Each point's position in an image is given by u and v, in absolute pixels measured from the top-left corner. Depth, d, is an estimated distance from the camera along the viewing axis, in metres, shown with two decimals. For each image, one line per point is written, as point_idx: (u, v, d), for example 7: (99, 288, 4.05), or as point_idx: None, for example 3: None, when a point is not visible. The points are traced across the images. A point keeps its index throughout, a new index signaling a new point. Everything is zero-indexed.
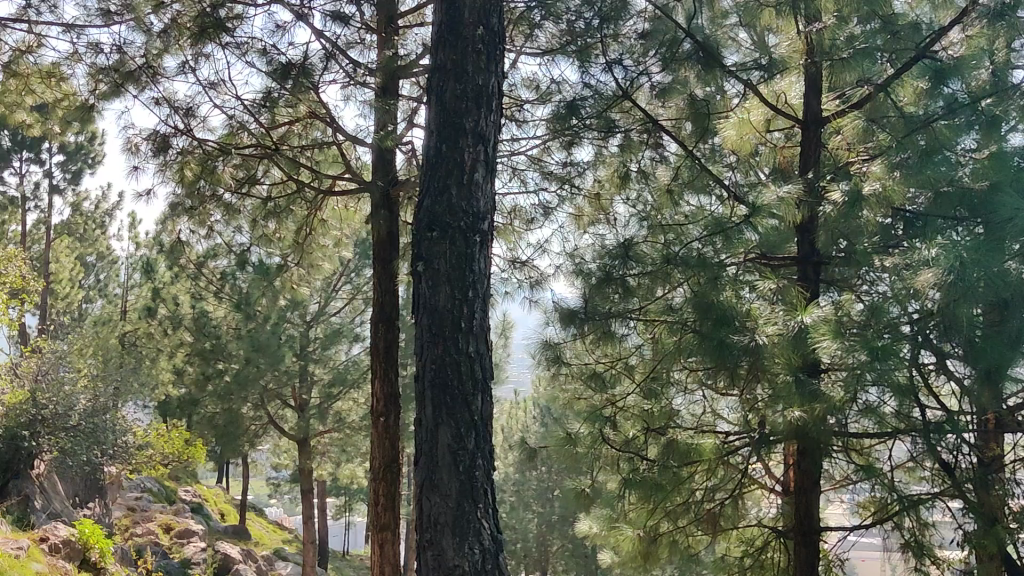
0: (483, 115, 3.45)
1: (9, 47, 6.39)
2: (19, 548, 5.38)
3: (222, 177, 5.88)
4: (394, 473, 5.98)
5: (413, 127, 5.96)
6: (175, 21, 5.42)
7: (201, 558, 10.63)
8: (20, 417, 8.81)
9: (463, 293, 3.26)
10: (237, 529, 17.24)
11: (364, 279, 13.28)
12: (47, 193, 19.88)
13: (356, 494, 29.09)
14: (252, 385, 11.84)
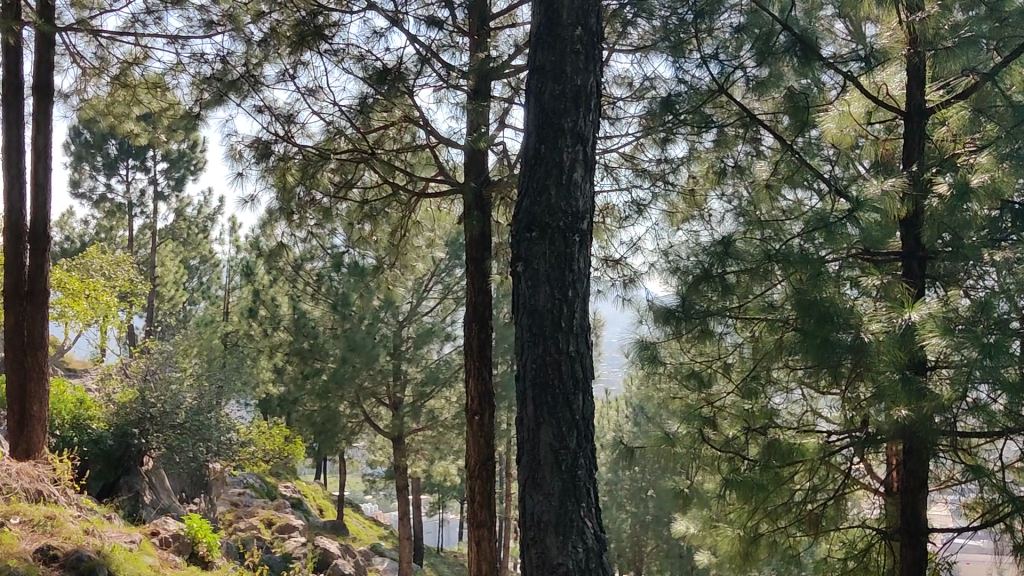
0: (582, 114, 3.46)
1: (117, 60, 6.78)
2: (131, 541, 5.60)
3: (321, 182, 6.04)
4: (488, 472, 6.02)
5: (505, 128, 5.99)
6: (273, 30, 5.57)
7: (301, 552, 10.85)
8: (131, 415, 9.24)
9: (563, 293, 3.27)
10: (335, 525, 17.58)
11: (455, 279, 13.40)
12: (152, 199, 20.76)
13: (450, 492, 29.40)
14: (348, 384, 12.05)
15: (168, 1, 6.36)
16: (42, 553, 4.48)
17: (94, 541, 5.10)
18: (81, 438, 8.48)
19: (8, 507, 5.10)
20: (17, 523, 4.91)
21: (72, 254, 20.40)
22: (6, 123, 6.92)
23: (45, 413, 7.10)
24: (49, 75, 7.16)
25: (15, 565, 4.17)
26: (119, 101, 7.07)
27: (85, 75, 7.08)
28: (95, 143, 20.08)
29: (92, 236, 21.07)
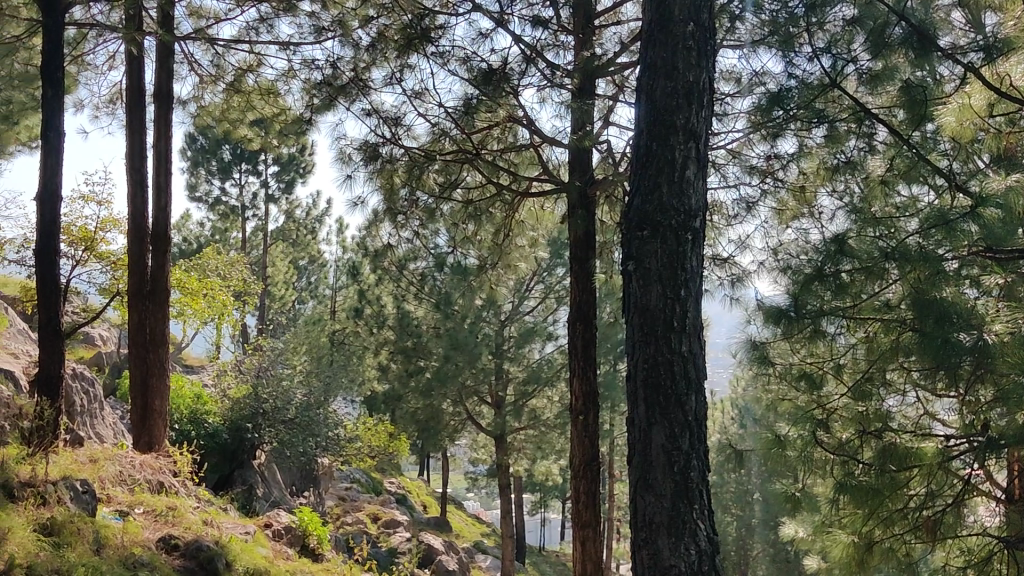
0: (695, 111, 3.42)
1: (233, 67, 7.01)
2: (246, 532, 5.79)
3: (427, 182, 6.13)
4: (593, 472, 6.01)
5: (610, 126, 5.95)
6: (381, 34, 5.71)
7: (406, 547, 11.02)
8: (244, 410, 9.56)
9: (675, 292, 3.26)
10: (438, 521, 17.83)
11: (557, 278, 13.37)
12: (264, 202, 21.43)
13: (551, 491, 29.49)
14: (451, 382, 12.28)
15: (280, 9, 6.55)
16: (164, 542, 4.68)
17: (213, 531, 5.30)
18: (197, 432, 8.89)
19: (132, 497, 5.34)
20: (142, 513, 5.14)
21: (188, 255, 21.21)
22: (130, 129, 7.22)
23: (165, 407, 7.40)
24: (168, 83, 7.45)
25: (141, 553, 4.35)
26: (234, 107, 7.31)
27: (202, 82, 7.34)
28: (210, 148, 20.83)
29: (207, 238, 21.87)
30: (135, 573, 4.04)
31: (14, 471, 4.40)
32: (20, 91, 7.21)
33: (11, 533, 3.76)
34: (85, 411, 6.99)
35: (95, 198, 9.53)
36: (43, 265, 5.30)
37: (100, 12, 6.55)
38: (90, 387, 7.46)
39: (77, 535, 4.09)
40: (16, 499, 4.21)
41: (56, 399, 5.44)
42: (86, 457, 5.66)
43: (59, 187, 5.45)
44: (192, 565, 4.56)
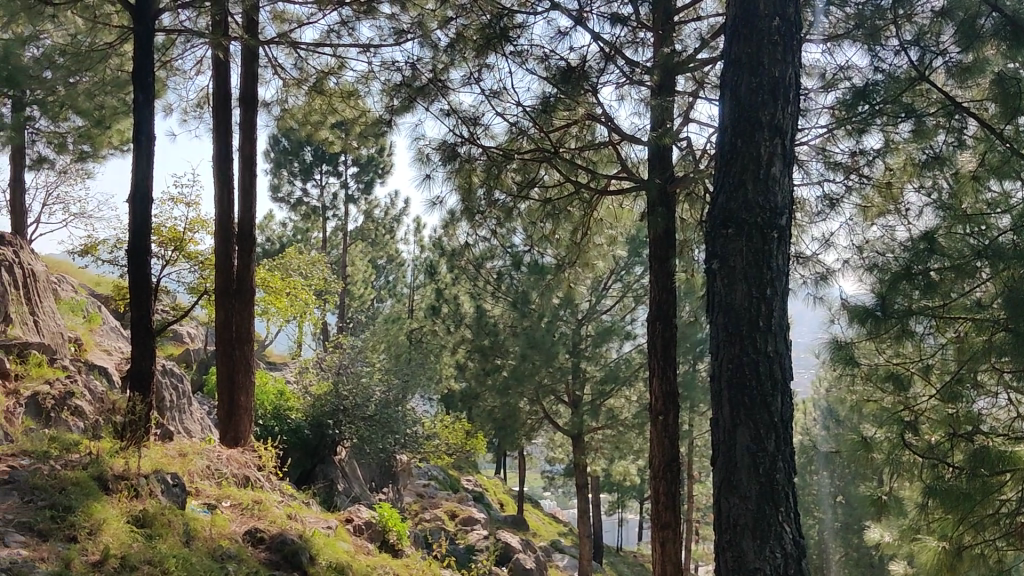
0: (781, 106, 3.55)
1: (314, 70, 7.12)
2: (328, 527, 5.89)
3: (505, 181, 6.17)
4: (673, 473, 5.96)
5: (690, 123, 5.90)
6: (459, 35, 5.76)
7: (484, 545, 11.08)
8: (325, 407, 9.76)
9: (761, 291, 3.40)
10: (516, 520, 17.87)
11: (635, 277, 13.25)
12: (344, 202, 21.79)
13: (629, 492, 29.31)
14: (529, 380, 12.37)
15: (361, 12, 6.65)
16: (251, 535, 4.79)
17: (297, 525, 5.40)
18: (280, 428, 9.18)
19: (219, 491, 5.47)
20: (229, 506, 5.27)
21: (272, 254, 21.67)
22: (216, 133, 7.41)
23: (251, 403, 7.57)
24: (253, 86, 7.62)
25: (228, 545, 4.46)
26: (316, 109, 7.46)
27: (285, 86, 7.49)
28: (292, 150, 21.25)
29: (290, 238, 22.33)
30: (223, 564, 4.14)
31: (108, 463, 4.56)
32: (112, 97, 7.47)
33: (106, 524, 3.89)
34: (174, 406, 7.20)
35: (182, 199, 9.81)
36: (135, 264, 5.49)
37: (188, 18, 6.75)
38: (179, 383, 7.68)
39: (167, 526, 4.21)
40: (111, 491, 4.36)
41: (147, 394, 5.62)
42: (175, 451, 5.82)
43: (149, 190, 5.63)
44: (277, 557, 4.65)
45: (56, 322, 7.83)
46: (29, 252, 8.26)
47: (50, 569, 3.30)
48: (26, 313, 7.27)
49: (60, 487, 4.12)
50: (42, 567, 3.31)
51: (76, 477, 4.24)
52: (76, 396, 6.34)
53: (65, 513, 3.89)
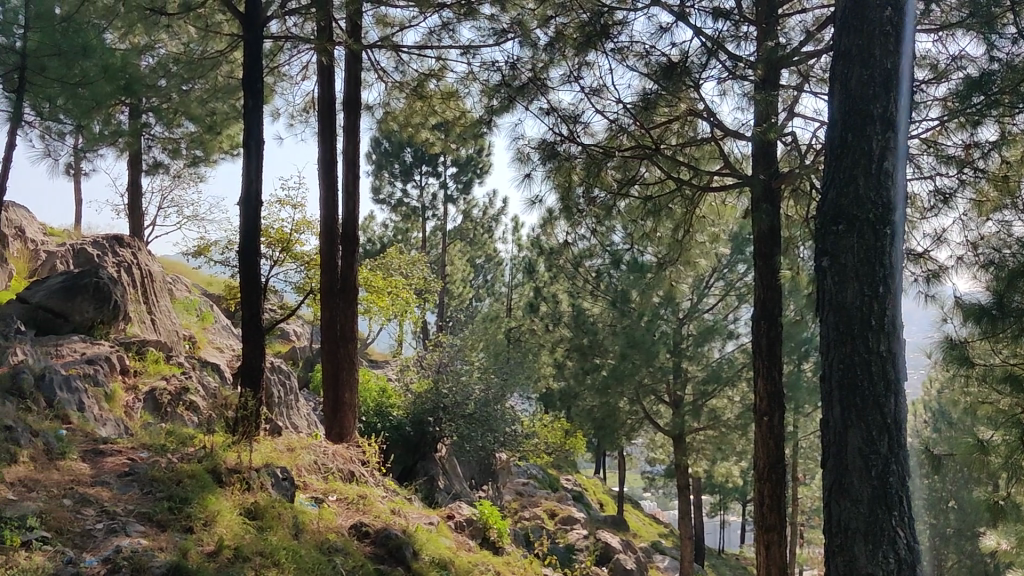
0: (893, 99, 3.54)
1: (416, 73, 7.24)
2: (431, 523, 5.98)
3: (605, 179, 6.16)
4: (779, 474, 5.85)
5: (794, 117, 5.78)
6: (559, 34, 5.78)
7: (583, 545, 11.05)
8: (425, 404, 9.97)
9: (873, 289, 3.43)
10: (615, 520, 17.78)
11: (738, 275, 12.99)
12: (443, 202, 22.05)
13: (731, 493, 28.86)
14: (628, 380, 12.32)
15: (462, 14, 6.72)
16: (356, 529, 4.89)
17: (401, 521, 5.49)
18: (383, 424, 9.58)
19: (327, 485, 5.61)
20: (336, 500, 5.40)
21: (374, 254, 22.08)
22: (321, 136, 7.60)
23: (355, 400, 7.73)
24: (357, 89, 7.77)
25: (335, 538, 4.56)
26: (417, 111, 7.59)
27: (389, 88, 7.62)
28: (393, 152, 21.60)
29: (391, 238, 22.74)
30: (330, 557, 4.22)
31: (222, 457, 4.73)
32: (222, 103, 7.72)
33: (220, 516, 4.03)
34: (282, 401, 7.42)
35: (289, 201, 10.09)
36: (246, 263, 5.67)
37: (295, 25, 6.93)
38: (286, 380, 7.91)
39: (277, 519, 4.32)
40: (224, 484, 4.51)
41: (257, 391, 5.79)
42: (284, 446, 5.99)
43: (258, 192, 5.80)
44: (381, 552, 4.73)
45: (171, 321, 8.15)
46: (146, 254, 8.62)
47: (169, 558, 3.43)
48: (144, 312, 7.60)
49: (177, 479, 4.29)
50: (161, 556, 3.44)
51: (192, 470, 4.41)
52: (190, 392, 6.60)
53: (183, 504, 4.05)
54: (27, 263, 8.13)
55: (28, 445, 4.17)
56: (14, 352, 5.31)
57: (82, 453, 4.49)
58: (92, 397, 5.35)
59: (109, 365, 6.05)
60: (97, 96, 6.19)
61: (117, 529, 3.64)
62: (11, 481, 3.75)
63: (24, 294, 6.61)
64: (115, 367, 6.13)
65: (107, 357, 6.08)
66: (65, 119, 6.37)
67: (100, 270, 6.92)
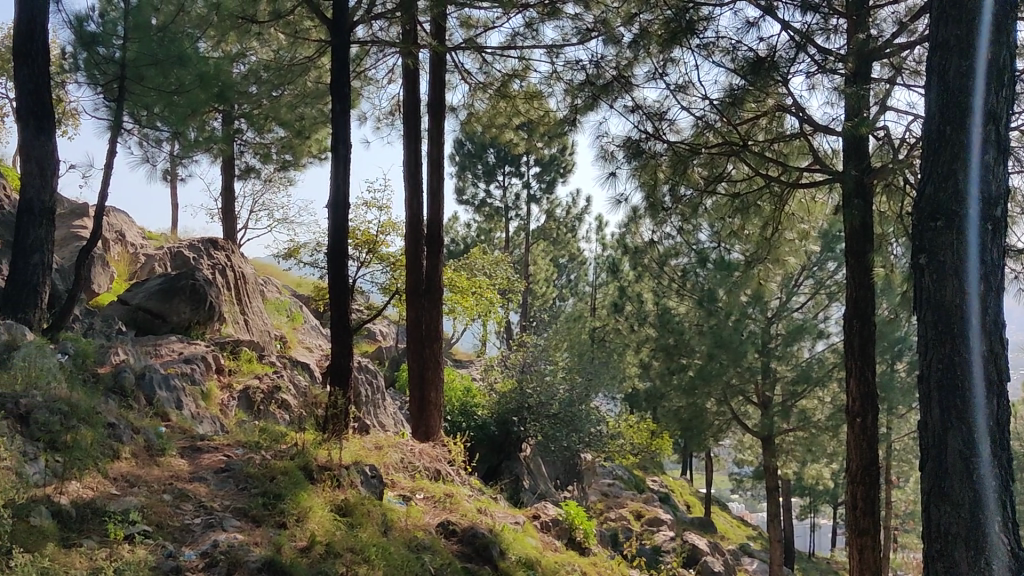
0: (994, 90, 3.44)
1: (500, 73, 7.28)
2: (517, 522, 5.99)
3: (692, 176, 6.10)
4: (872, 477, 5.71)
5: (886, 111, 5.63)
6: (643, 31, 5.75)
7: (670, 547, 10.95)
8: (509, 403, 10.05)
9: (974, 287, 3.36)
10: (703, 522, 17.58)
11: (828, 273, 12.69)
12: (526, 202, 22.11)
13: (821, 495, 28.26)
14: (716, 381, 12.17)
15: (545, 14, 6.74)
16: (443, 528, 4.93)
17: (487, 520, 5.52)
18: (468, 424, 9.74)
19: (414, 483, 5.68)
20: (423, 498, 5.46)
21: (457, 255, 22.28)
22: (407, 138, 7.69)
23: (442, 399, 7.79)
24: (441, 91, 7.84)
25: (423, 536, 4.60)
26: (501, 112, 7.62)
27: (473, 90, 7.68)
28: (476, 152, 21.77)
29: (474, 238, 22.92)
30: (419, 555, 4.26)
31: (313, 454, 4.83)
32: (311, 107, 7.88)
33: (312, 512, 4.11)
34: (369, 400, 7.54)
35: (376, 203, 10.24)
36: (334, 264, 5.77)
37: (380, 28, 7.02)
38: (374, 378, 8.04)
39: (367, 516, 4.38)
40: (316, 480, 4.61)
41: (346, 389, 5.89)
42: (372, 444, 6.08)
43: (345, 194, 5.90)
44: (468, 550, 4.75)
45: (263, 321, 8.35)
46: (239, 256, 8.86)
47: (264, 553, 3.51)
48: (237, 313, 7.80)
49: (270, 476, 4.39)
50: (257, 550, 3.52)
51: (285, 467, 4.51)
52: (282, 390, 6.76)
53: (276, 500, 4.15)
54: (127, 266, 8.43)
55: (130, 441, 4.31)
56: (116, 351, 5.51)
57: (180, 449, 4.64)
58: (189, 395, 5.52)
59: (205, 364, 6.23)
60: (192, 103, 6.30)
61: (214, 524, 3.74)
62: (114, 476, 3.89)
63: (125, 296, 6.91)
64: (211, 366, 6.32)
65: (203, 356, 6.26)
66: (162, 127, 6.57)
67: (196, 272, 7.15)
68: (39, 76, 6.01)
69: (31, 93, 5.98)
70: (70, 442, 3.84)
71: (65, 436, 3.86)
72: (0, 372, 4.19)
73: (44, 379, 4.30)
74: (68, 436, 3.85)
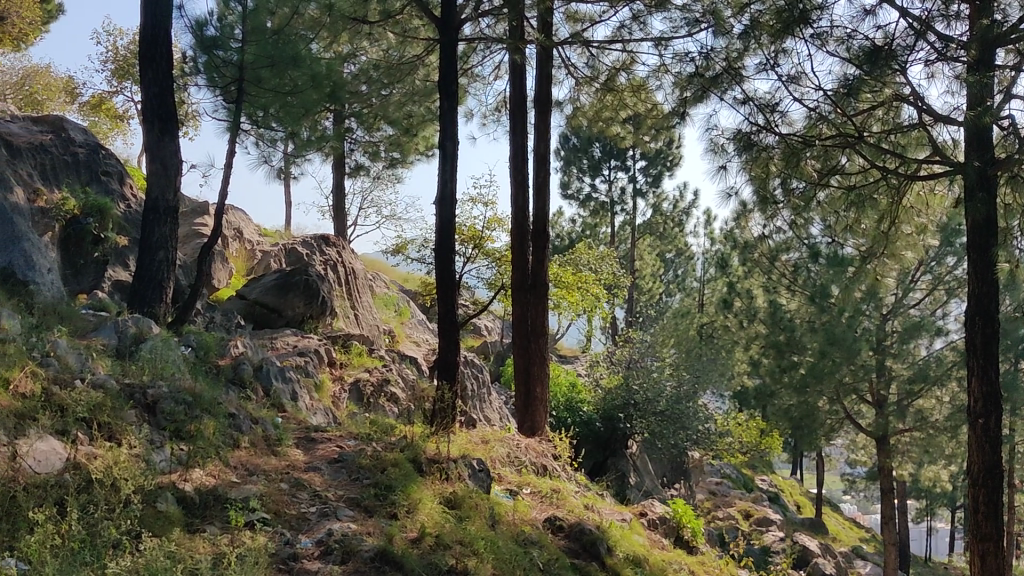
0: None
1: (607, 67, 7.24)
2: (624, 519, 5.96)
3: (805, 169, 6.00)
4: (995, 481, 5.49)
5: (1011, 99, 5.38)
6: (755, 21, 5.64)
7: (780, 547, 10.75)
8: (615, 401, 10.01)
9: None
10: (813, 523, 17.18)
11: (947, 268, 12.25)
12: (633, 196, 22.05)
13: (938, 498, 27.31)
14: (828, 379, 11.84)
15: (653, 6, 6.68)
16: (550, 523, 4.94)
17: (595, 516, 5.50)
18: (573, 419, 9.73)
19: (521, 478, 5.71)
20: (530, 493, 5.49)
21: (563, 250, 22.33)
22: (513, 134, 7.75)
23: (547, 395, 7.81)
24: (548, 86, 7.87)
25: (530, 531, 4.61)
26: (607, 105, 7.58)
27: (579, 84, 7.67)
28: (582, 147, 21.78)
29: (580, 233, 22.95)
30: (527, 549, 4.28)
31: (422, 447, 4.91)
32: (419, 106, 8.01)
33: (421, 504, 4.17)
34: (475, 394, 7.63)
35: (481, 199, 10.34)
36: (442, 258, 5.84)
37: (488, 26, 7.06)
38: (480, 373, 8.11)
39: (475, 509, 4.43)
40: (425, 473, 4.67)
41: (453, 383, 5.95)
42: (479, 438, 6.15)
43: (452, 190, 5.97)
44: (576, 546, 4.75)
45: (373, 316, 8.53)
46: (350, 252, 9.07)
47: (377, 543, 3.58)
48: (348, 307, 7.97)
49: (382, 467, 4.47)
50: (370, 540, 3.60)
51: (395, 458, 4.59)
52: (391, 384, 6.90)
53: (387, 491, 4.22)
54: (245, 262, 8.72)
55: (249, 431, 4.46)
56: (235, 344, 5.71)
57: (296, 440, 4.79)
58: (303, 387, 5.68)
59: (318, 357, 6.40)
60: (306, 103, 6.52)
61: (328, 513, 3.84)
62: (234, 465, 4.03)
63: (243, 291, 7.20)
64: (323, 359, 6.49)
65: (316, 349, 6.44)
66: (277, 126, 6.77)
67: (309, 268, 7.34)
68: (163, 79, 6.25)
69: (156, 97, 6.24)
70: (194, 432, 3.99)
71: (189, 426, 4.01)
72: (129, 364, 4.38)
73: (170, 371, 4.49)
74: (192, 426, 4.01)
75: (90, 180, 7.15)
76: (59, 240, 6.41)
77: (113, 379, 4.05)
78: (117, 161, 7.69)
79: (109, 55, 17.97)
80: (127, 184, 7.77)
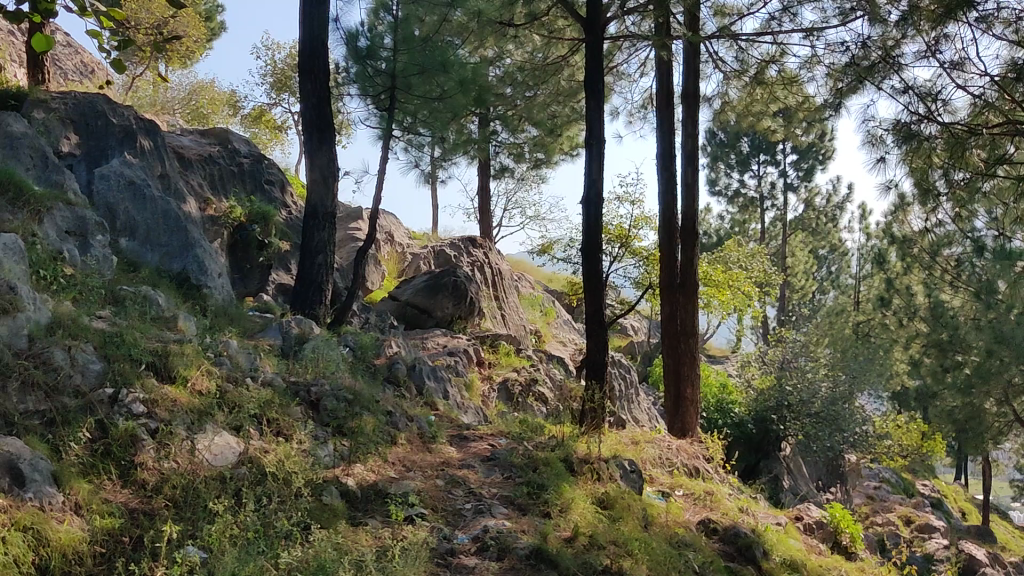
0: None
1: (756, 60, 7.07)
2: (779, 523, 5.81)
3: (970, 159, 5.73)
4: None
5: None
6: (913, 7, 5.41)
7: (944, 556, 10.28)
8: (768, 402, 9.92)
9: None
10: (980, 531, 16.33)
11: None
12: (783, 190, 21.51)
13: None
14: (996, 379, 11.25)
15: None
16: (704, 525, 4.89)
17: (749, 520, 5.41)
18: (724, 420, 9.68)
19: (673, 480, 5.67)
20: (682, 495, 5.45)
21: (710, 248, 22.04)
22: (660, 131, 7.69)
23: (698, 396, 7.66)
24: (695, 81, 7.78)
25: (683, 533, 4.56)
26: (757, 99, 7.44)
27: (727, 78, 7.53)
28: (728, 142, 21.44)
29: (728, 230, 22.58)
30: (682, 551, 4.25)
31: (574, 447, 4.94)
32: (564, 106, 8.05)
33: (574, 504, 4.19)
34: (624, 394, 7.62)
35: (628, 199, 10.30)
36: (589, 258, 5.85)
37: (633, 23, 7.00)
38: (627, 373, 8.07)
39: (628, 510, 4.41)
40: (576, 472, 4.70)
41: (602, 383, 5.95)
42: (629, 439, 6.12)
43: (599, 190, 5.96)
44: (731, 550, 4.68)
45: (520, 316, 8.63)
46: (498, 253, 9.21)
47: (531, 540, 3.63)
48: (496, 307, 8.09)
49: (533, 466, 4.53)
50: (525, 537, 3.65)
51: (548, 458, 4.63)
52: (539, 383, 6.95)
53: (540, 490, 4.26)
54: (397, 265, 8.98)
55: (406, 428, 4.60)
56: (389, 343, 5.90)
57: (449, 437, 4.90)
58: (455, 386, 5.81)
59: (468, 356, 6.52)
60: (454, 109, 6.69)
61: (483, 510, 3.90)
62: (393, 461, 4.16)
63: (394, 291, 7.42)
64: (473, 359, 6.59)
65: (466, 349, 6.56)
66: (426, 132, 6.96)
67: (458, 269, 7.49)
68: (320, 90, 6.50)
69: (314, 107, 6.51)
70: (355, 428, 4.14)
71: (350, 422, 4.17)
72: (295, 363, 4.60)
73: (332, 369, 4.68)
74: (353, 422, 4.16)
75: (254, 189, 7.52)
76: (227, 245, 6.77)
77: (280, 377, 4.26)
78: (279, 170, 8.06)
79: (270, 69, 18.84)
80: (288, 192, 8.13)
